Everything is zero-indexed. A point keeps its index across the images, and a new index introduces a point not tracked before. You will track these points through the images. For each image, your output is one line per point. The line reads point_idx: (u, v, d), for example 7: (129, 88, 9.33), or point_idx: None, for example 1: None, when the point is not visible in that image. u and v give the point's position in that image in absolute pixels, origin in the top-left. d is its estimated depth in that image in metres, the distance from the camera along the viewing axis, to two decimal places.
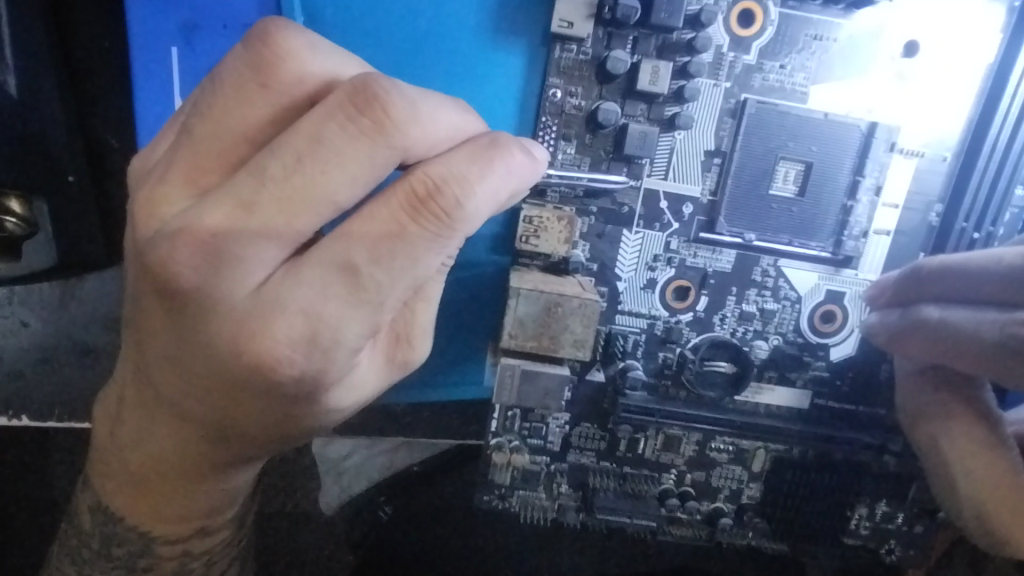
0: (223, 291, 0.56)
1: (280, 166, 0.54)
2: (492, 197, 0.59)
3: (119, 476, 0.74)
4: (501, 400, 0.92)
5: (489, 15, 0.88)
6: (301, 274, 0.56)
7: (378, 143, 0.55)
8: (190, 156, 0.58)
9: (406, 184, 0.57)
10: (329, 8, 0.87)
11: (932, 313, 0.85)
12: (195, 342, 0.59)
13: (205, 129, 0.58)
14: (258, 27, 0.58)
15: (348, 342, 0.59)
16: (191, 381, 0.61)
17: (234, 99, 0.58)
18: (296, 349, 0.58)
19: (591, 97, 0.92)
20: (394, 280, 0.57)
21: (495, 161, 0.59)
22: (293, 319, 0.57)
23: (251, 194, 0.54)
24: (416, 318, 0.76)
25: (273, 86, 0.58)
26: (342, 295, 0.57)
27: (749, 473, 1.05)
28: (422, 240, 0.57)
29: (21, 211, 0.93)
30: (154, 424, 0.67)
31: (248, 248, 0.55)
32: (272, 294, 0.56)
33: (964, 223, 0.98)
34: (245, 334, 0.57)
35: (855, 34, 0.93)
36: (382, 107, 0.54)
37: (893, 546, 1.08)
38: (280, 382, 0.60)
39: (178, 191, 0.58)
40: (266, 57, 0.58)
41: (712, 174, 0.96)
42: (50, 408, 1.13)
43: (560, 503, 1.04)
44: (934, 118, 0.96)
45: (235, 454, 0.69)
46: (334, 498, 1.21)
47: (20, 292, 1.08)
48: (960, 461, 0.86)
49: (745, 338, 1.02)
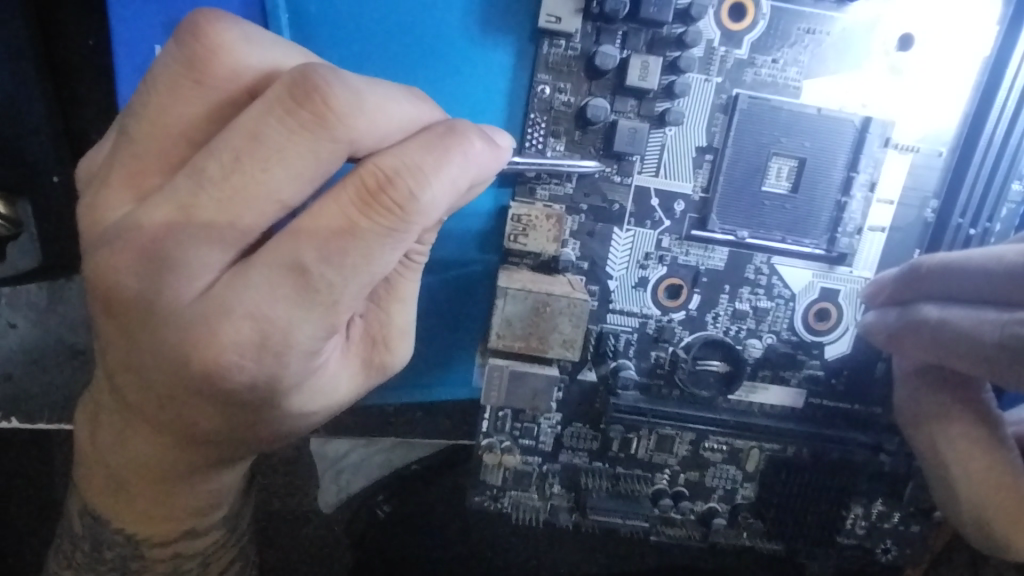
0: (169, 296, 0.56)
1: (218, 166, 0.53)
2: (450, 186, 0.58)
3: (102, 480, 0.73)
4: (489, 400, 0.92)
5: (476, 10, 0.86)
6: (248, 277, 0.55)
7: (320, 137, 0.54)
8: (128, 161, 0.57)
9: (356, 178, 0.56)
10: (314, 4, 0.85)
11: (932, 312, 0.84)
12: (151, 349, 0.58)
13: (143, 130, 0.57)
14: (189, 20, 0.57)
15: (299, 345, 0.58)
16: (157, 387, 0.60)
17: (167, 97, 0.57)
18: (244, 355, 0.57)
19: (580, 93, 0.91)
20: (346, 279, 0.56)
21: (451, 149, 0.57)
22: (241, 324, 0.56)
23: (190, 196, 0.53)
24: (391, 318, 0.75)
25: (206, 81, 0.57)
26: (292, 297, 0.56)
27: (743, 473, 1.04)
28: (375, 236, 0.56)
29: (5, 212, 0.93)
30: (130, 430, 0.66)
31: (189, 254, 0.54)
32: (217, 298, 0.55)
33: (960, 218, 0.97)
34: (194, 339, 0.56)
35: (848, 27, 0.92)
36: (321, 98, 0.53)
37: (889, 545, 1.07)
38: (234, 387, 0.59)
39: (119, 196, 0.57)
40: (198, 52, 0.56)
41: (704, 171, 0.94)
42: (39, 409, 1.12)
43: (553, 504, 1.03)
44: (929, 110, 0.95)
45: (216, 456, 0.69)
46: (333, 496, 1.19)
47: (6, 292, 1.07)
48: (959, 462, 0.85)
49: (738, 337, 1.01)
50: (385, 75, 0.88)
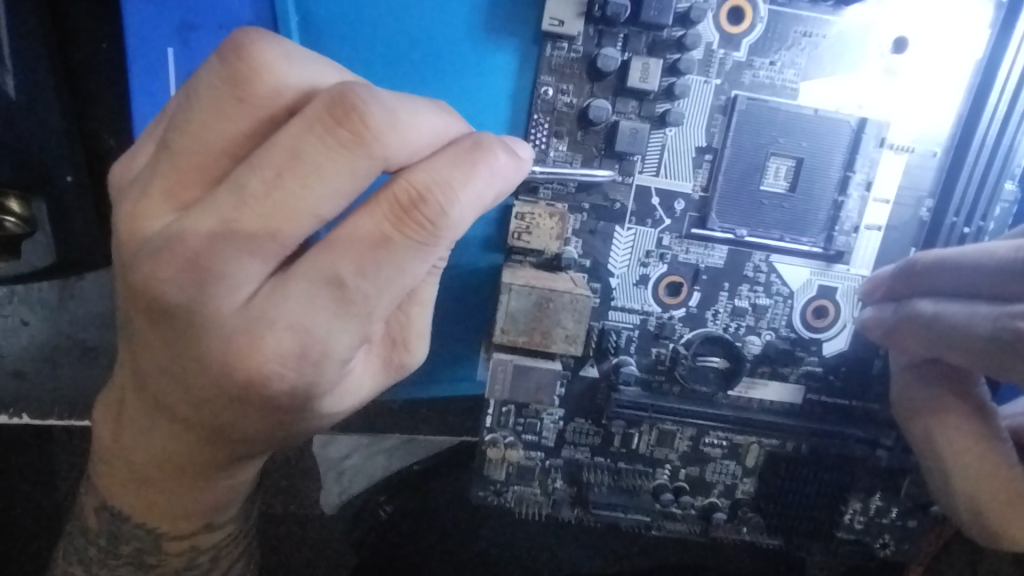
0: (211, 307, 0.58)
1: (259, 182, 0.54)
2: (477, 201, 0.60)
3: (123, 475, 0.74)
4: (494, 393, 0.93)
5: (480, 14, 0.89)
6: (288, 288, 0.58)
7: (357, 155, 0.55)
8: (169, 171, 0.58)
9: (389, 194, 0.58)
10: (323, 8, 0.88)
11: (927, 306, 0.85)
12: (189, 357, 0.61)
13: (184, 144, 0.58)
14: (232, 38, 0.57)
15: (337, 353, 0.62)
16: (188, 391, 0.63)
17: (212, 115, 0.57)
18: (285, 365, 0.61)
19: (582, 94, 0.93)
20: (381, 290, 0.60)
21: (479, 164, 0.59)
22: (282, 335, 0.59)
23: (233, 211, 0.55)
24: (411, 322, 0.78)
25: (250, 100, 0.57)
26: (330, 308, 0.59)
27: (743, 468, 1.05)
28: (407, 249, 0.59)
29: (20, 211, 0.96)
30: (155, 428, 0.68)
31: (230, 265, 0.56)
32: (258, 310, 0.58)
33: (954, 217, 0.99)
34: (235, 350, 0.59)
35: (845, 31, 0.94)
36: (359, 117, 0.54)
37: (887, 540, 1.08)
38: (272, 395, 0.63)
39: (160, 206, 0.59)
40: (241, 72, 0.57)
41: (704, 170, 0.96)
42: (50, 407, 1.14)
43: (555, 498, 1.05)
44: (923, 113, 0.97)
45: (238, 451, 0.70)
46: (335, 497, 1.21)
47: (21, 291, 1.09)
48: (953, 454, 0.87)
49: (737, 334, 1.03)
50: (391, 79, 0.90)
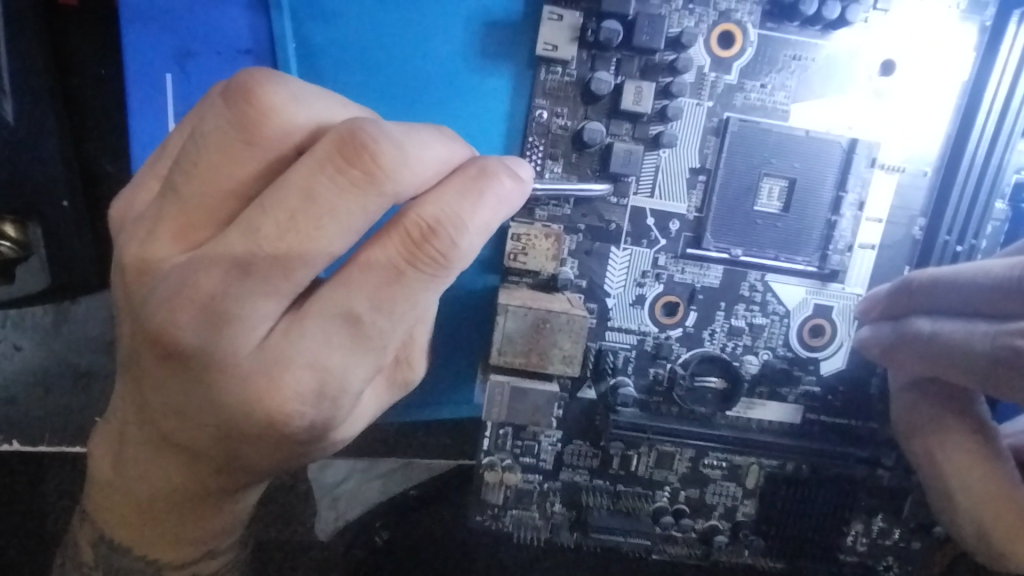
0: (227, 348, 0.58)
1: (273, 226, 0.54)
2: (485, 228, 0.61)
3: (126, 508, 0.73)
4: (491, 416, 0.92)
5: (476, 40, 0.90)
6: (305, 326, 0.58)
7: (369, 193, 0.56)
8: (178, 214, 0.58)
9: (400, 229, 0.58)
10: (320, 34, 0.89)
11: (925, 324, 0.85)
12: (204, 396, 0.60)
13: (193, 187, 0.58)
14: (239, 80, 0.57)
15: (353, 387, 0.63)
16: (200, 429, 0.63)
17: (219, 157, 0.57)
18: (305, 402, 0.61)
19: (576, 117, 0.94)
20: (395, 324, 0.60)
21: (486, 192, 0.60)
22: (301, 373, 0.60)
23: (247, 254, 0.55)
24: (414, 340, 0.77)
25: (258, 142, 0.57)
26: (347, 343, 0.60)
27: (743, 489, 1.04)
28: (420, 282, 0.59)
29: (16, 235, 0.96)
30: (164, 462, 0.67)
31: (246, 308, 0.57)
32: (275, 349, 0.59)
33: (947, 236, 0.99)
34: (254, 388, 0.59)
35: (833, 55, 0.96)
36: (371, 157, 0.55)
37: (891, 563, 1.06)
38: (291, 431, 0.63)
39: (168, 247, 0.59)
40: (250, 116, 0.57)
41: (697, 191, 0.97)
42: (41, 432, 1.13)
43: (553, 522, 1.04)
44: (913, 134, 0.98)
45: (248, 480, 0.70)
46: (331, 524, 1.18)
47: (15, 315, 1.09)
48: (958, 474, 0.86)
49: (734, 353, 1.03)
50: (386, 102, 0.91)
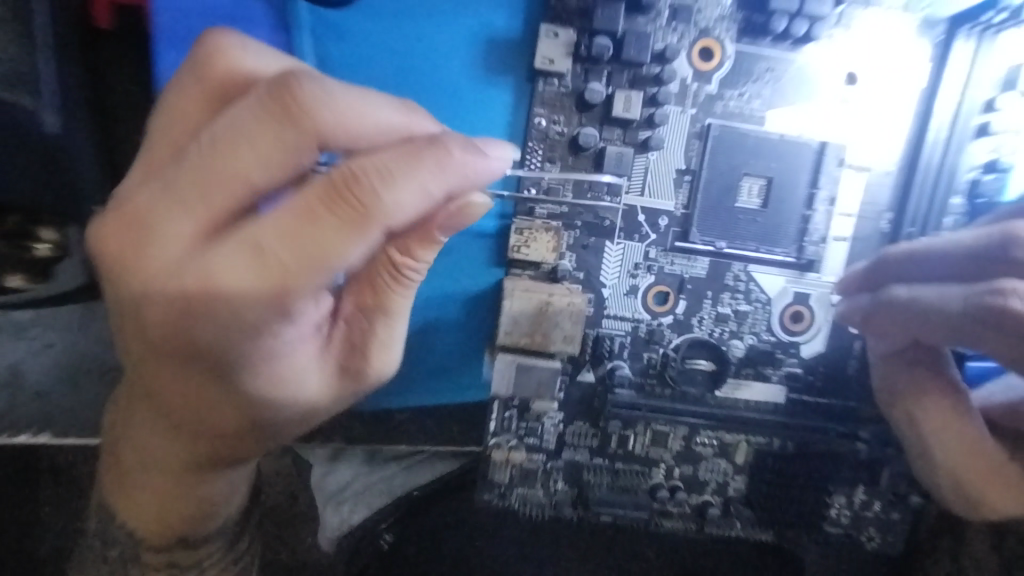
0: (143, 261, 0.63)
1: (196, 146, 0.62)
2: (421, 189, 0.63)
3: (108, 462, 0.79)
4: (498, 391, 1.01)
5: (480, 55, 1.01)
6: (215, 252, 0.62)
7: (285, 124, 0.61)
8: (147, 151, 0.68)
9: (326, 175, 0.62)
10: (338, 51, 0.99)
11: (902, 291, 0.93)
12: (129, 313, 0.66)
13: (160, 124, 0.68)
14: (205, 34, 0.69)
15: (254, 321, 0.64)
16: (137, 353, 0.68)
17: (182, 99, 0.68)
18: (209, 327, 0.64)
19: (572, 124, 1.05)
20: (299, 262, 0.62)
21: (425, 155, 0.62)
22: (204, 296, 0.62)
23: (175, 172, 0.63)
24: (375, 331, 0.75)
25: (210, 83, 0.68)
26: (252, 275, 0.62)
27: (733, 466, 1.12)
28: (333, 225, 0.62)
29: (53, 238, 1.04)
30: (137, 410, 0.74)
31: (162, 223, 0.62)
32: (185, 270, 0.62)
33: (911, 228, 1.09)
34: (164, 305, 0.63)
35: (803, 66, 1.06)
36: (292, 93, 0.61)
37: (873, 533, 1.15)
38: (201, 360, 0.66)
39: (133, 176, 0.68)
40: (206, 60, 0.67)
41: (684, 190, 1.07)
42: (71, 424, 1.20)
43: (556, 499, 1.11)
44: (876, 136, 1.09)
45: (188, 431, 0.72)
46: (334, 531, 1.22)
47: (49, 314, 1.17)
48: (935, 433, 0.95)
49: (722, 338, 1.11)
50: None
